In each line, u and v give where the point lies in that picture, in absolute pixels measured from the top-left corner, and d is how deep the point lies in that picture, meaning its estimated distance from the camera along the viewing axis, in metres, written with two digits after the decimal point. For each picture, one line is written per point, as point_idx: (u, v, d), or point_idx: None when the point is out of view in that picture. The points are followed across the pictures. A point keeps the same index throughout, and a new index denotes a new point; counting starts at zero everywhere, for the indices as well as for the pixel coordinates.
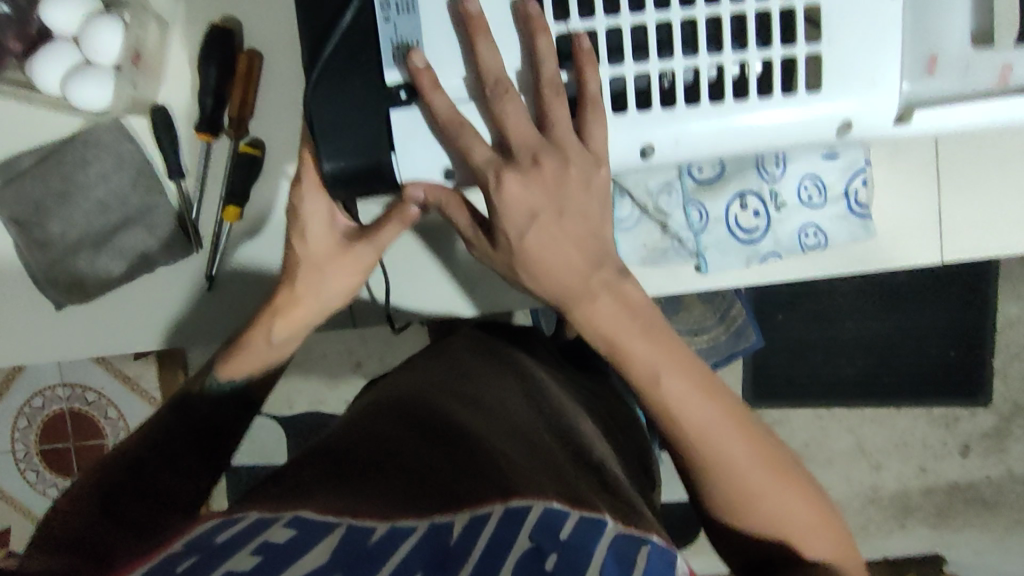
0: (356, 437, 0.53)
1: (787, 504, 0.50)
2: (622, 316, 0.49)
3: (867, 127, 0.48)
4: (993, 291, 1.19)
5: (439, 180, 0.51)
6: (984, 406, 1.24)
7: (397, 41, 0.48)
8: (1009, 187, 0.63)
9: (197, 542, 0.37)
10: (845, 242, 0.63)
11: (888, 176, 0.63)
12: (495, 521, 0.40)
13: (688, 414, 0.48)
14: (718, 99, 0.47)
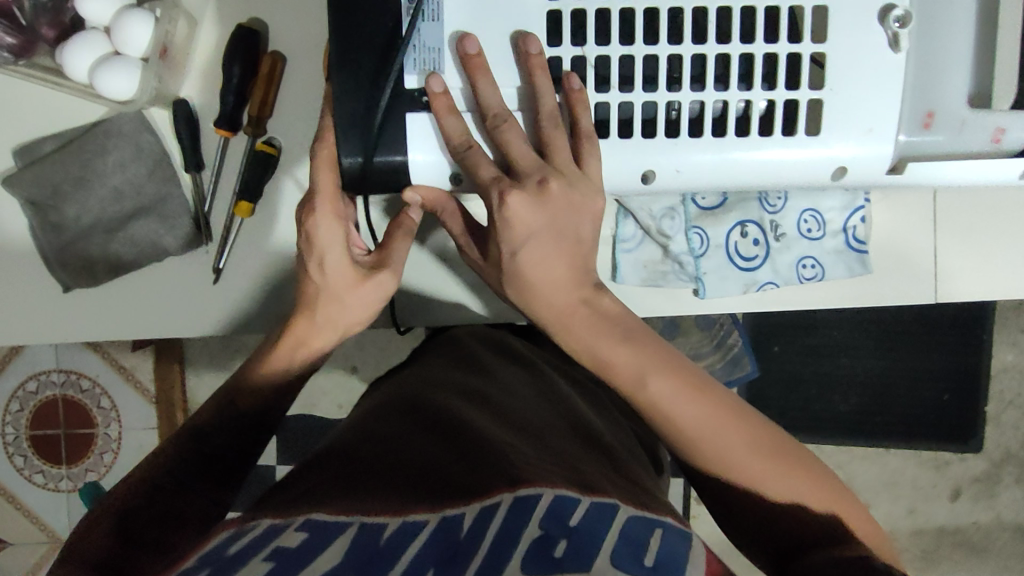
0: (364, 434, 0.56)
1: (796, 490, 0.50)
2: (604, 328, 0.50)
3: (862, 171, 0.48)
4: (988, 336, 1.20)
5: (444, 184, 0.53)
6: (975, 451, 1.24)
7: (420, 48, 0.49)
8: (1005, 234, 0.64)
9: (210, 555, 0.41)
10: (842, 275, 0.64)
11: (887, 214, 0.64)
12: (505, 511, 0.43)
13: (679, 414, 0.49)
14: (721, 134, 0.48)
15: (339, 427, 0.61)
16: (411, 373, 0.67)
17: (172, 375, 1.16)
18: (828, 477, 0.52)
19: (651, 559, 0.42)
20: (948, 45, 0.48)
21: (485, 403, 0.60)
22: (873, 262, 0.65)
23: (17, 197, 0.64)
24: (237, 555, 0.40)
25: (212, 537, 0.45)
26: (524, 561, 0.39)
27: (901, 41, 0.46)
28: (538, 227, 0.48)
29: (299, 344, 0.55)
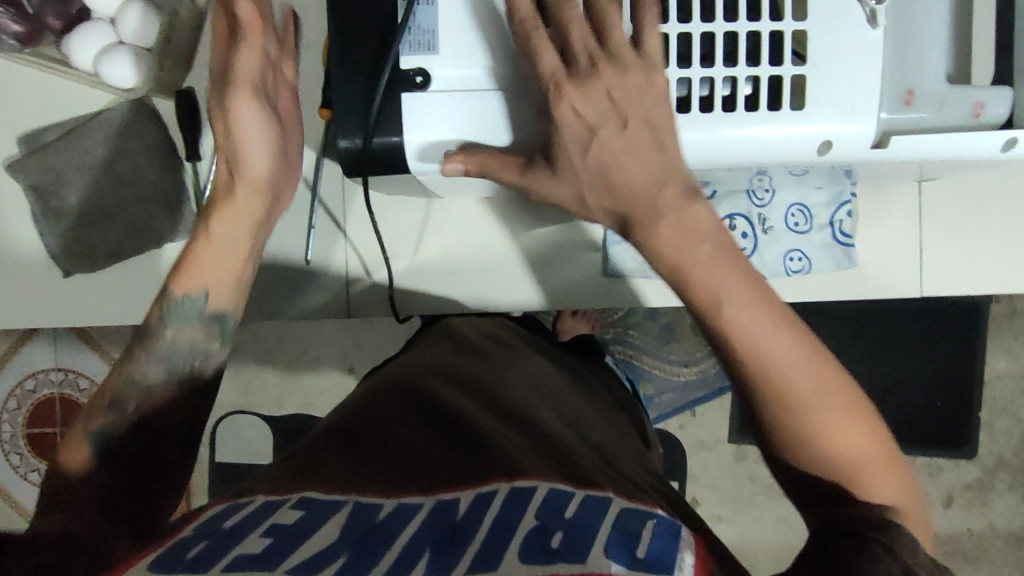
0: (372, 415, 0.56)
1: (857, 448, 0.47)
2: (688, 240, 0.47)
3: (849, 143, 0.50)
4: (982, 343, 1.21)
5: (439, 163, 0.52)
6: (968, 457, 1.24)
7: (414, 28, 0.51)
8: (990, 230, 0.65)
9: (206, 529, 0.40)
10: (828, 268, 0.66)
11: (873, 209, 0.66)
12: (499, 498, 0.43)
13: (759, 338, 0.46)
14: (708, 110, 0.49)
15: (337, 409, 0.61)
16: (411, 357, 0.68)
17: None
18: (888, 445, 0.49)
19: (642, 552, 0.39)
20: (922, 30, 0.50)
21: (489, 389, 0.60)
22: (859, 256, 0.66)
23: (21, 185, 0.66)
24: (233, 527, 0.40)
25: (204, 511, 0.44)
26: (521, 551, 0.37)
27: (879, 17, 0.48)
28: None
29: (232, 236, 0.54)
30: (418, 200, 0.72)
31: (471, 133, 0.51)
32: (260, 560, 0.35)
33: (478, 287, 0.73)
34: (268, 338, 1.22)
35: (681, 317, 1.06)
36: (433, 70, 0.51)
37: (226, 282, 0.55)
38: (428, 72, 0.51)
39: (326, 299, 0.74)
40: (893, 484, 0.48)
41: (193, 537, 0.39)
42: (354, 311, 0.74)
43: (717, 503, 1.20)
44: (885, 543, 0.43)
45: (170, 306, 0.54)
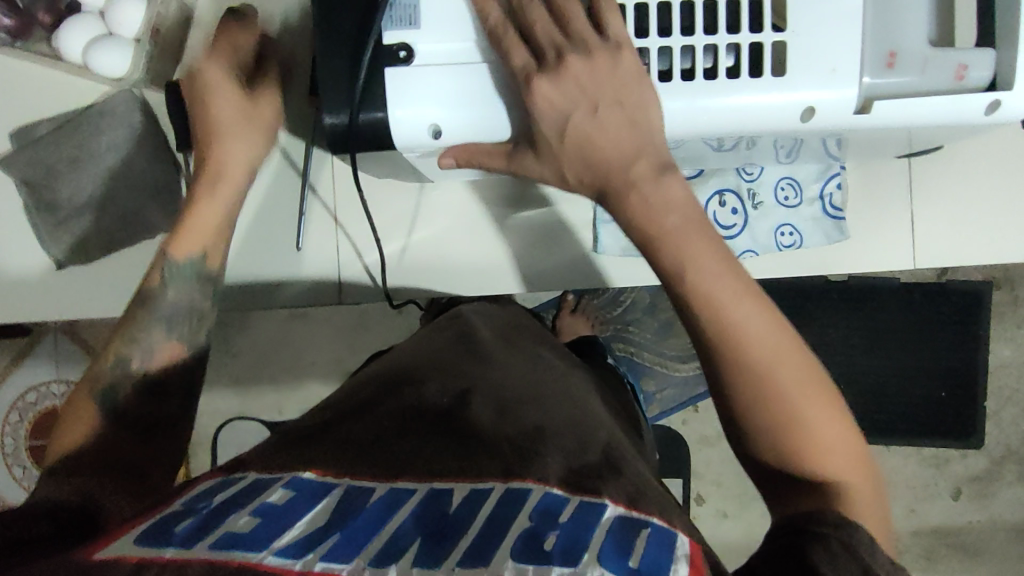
0: (366, 395, 0.52)
1: (813, 420, 0.47)
2: (658, 209, 0.48)
3: (829, 113, 0.49)
4: (986, 329, 1.19)
5: (422, 138, 0.51)
6: (975, 447, 1.23)
7: (396, 6, 0.50)
8: (981, 204, 0.65)
9: (194, 504, 0.38)
10: (820, 242, 0.65)
11: (862, 184, 0.66)
12: (496, 497, 0.39)
13: (731, 314, 0.47)
14: (690, 79, 0.49)
15: (337, 394, 0.57)
16: (416, 343, 0.63)
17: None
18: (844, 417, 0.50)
19: (636, 561, 0.35)
20: None
21: (495, 367, 0.56)
22: (850, 227, 0.66)
23: (14, 180, 0.67)
24: (221, 506, 0.37)
25: (193, 487, 0.41)
26: (510, 553, 0.34)
27: None
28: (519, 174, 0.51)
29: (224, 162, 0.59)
30: (410, 191, 0.71)
31: (455, 107, 0.50)
32: (239, 545, 0.33)
33: (472, 275, 0.72)
34: (265, 341, 1.22)
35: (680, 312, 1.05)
36: (416, 44, 0.50)
37: (209, 231, 0.59)
38: (411, 47, 0.50)
39: (316, 285, 0.72)
40: (857, 481, 0.48)
41: (176, 519, 0.36)
42: (344, 297, 0.73)
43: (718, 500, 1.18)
44: (845, 542, 0.42)
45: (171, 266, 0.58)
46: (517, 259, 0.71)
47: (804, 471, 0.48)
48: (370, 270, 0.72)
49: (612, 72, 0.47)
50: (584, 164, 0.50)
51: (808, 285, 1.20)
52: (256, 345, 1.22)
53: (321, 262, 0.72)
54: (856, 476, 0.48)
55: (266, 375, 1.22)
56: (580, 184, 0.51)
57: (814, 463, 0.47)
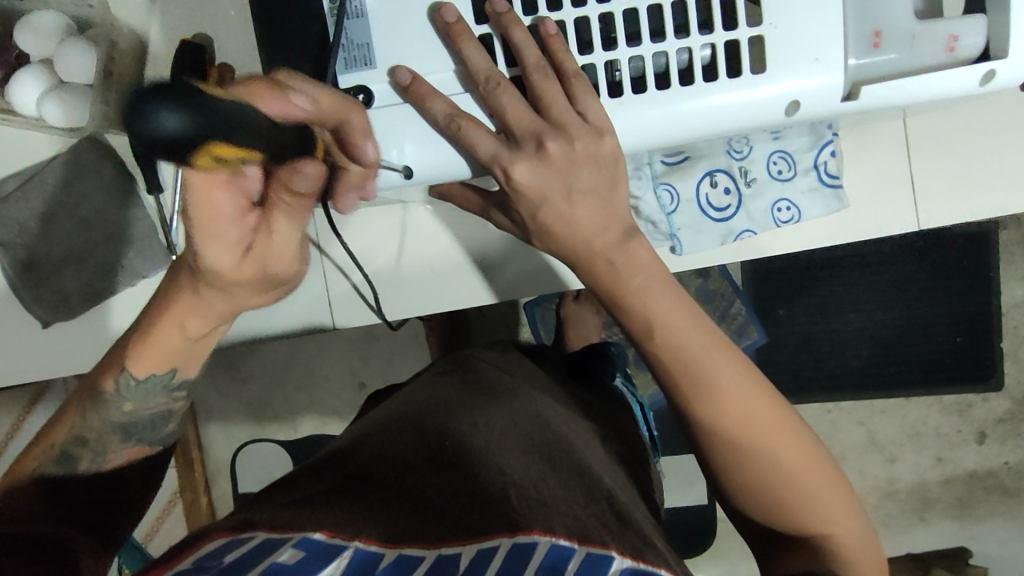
0: (373, 442, 0.48)
1: (794, 474, 0.48)
2: (622, 272, 0.50)
3: (817, 102, 0.46)
4: (996, 272, 1.16)
5: (391, 179, 0.47)
6: (995, 390, 1.21)
7: (347, 44, 0.46)
8: (984, 156, 0.62)
9: (200, 564, 0.32)
10: (819, 213, 0.63)
11: (858, 148, 0.63)
12: (502, 555, 0.35)
13: (706, 371, 0.48)
14: (666, 87, 0.45)
15: (336, 444, 0.52)
16: (414, 387, 0.59)
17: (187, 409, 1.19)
18: (829, 465, 0.51)
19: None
20: None
21: (502, 407, 0.52)
22: (849, 196, 0.64)
23: None
24: (227, 568, 0.31)
25: (207, 541, 0.35)
26: None
27: None
28: (537, 196, 0.48)
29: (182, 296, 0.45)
30: (392, 211, 0.66)
31: (422, 143, 0.47)
32: None
33: (464, 288, 0.67)
34: (273, 363, 1.21)
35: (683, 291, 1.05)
36: (374, 85, 0.47)
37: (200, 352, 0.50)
38: (370, 89, 0.47)
39: (307, 306, 0.68)
40: (846, 530, 0.49)
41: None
42: (336, 317, 0.69)
43: None
44: None
45: (124, 385, 0.49)
46: (505, 269, 0.67)
47: (790, 525, 0.49)
48: (357, 288, 0.68)
49: (592, 157, 0.47)
50: (567, 195, 0.48)
51: (810, 252, 1.17)
52: (265, 367, 1.21)
53: (311, 287, 0.68)
54: (842, 526, 0.49)
55: (277, 396, 1.21)
56: (571, 211, 0.49)
57: (802, 518, 0.49)
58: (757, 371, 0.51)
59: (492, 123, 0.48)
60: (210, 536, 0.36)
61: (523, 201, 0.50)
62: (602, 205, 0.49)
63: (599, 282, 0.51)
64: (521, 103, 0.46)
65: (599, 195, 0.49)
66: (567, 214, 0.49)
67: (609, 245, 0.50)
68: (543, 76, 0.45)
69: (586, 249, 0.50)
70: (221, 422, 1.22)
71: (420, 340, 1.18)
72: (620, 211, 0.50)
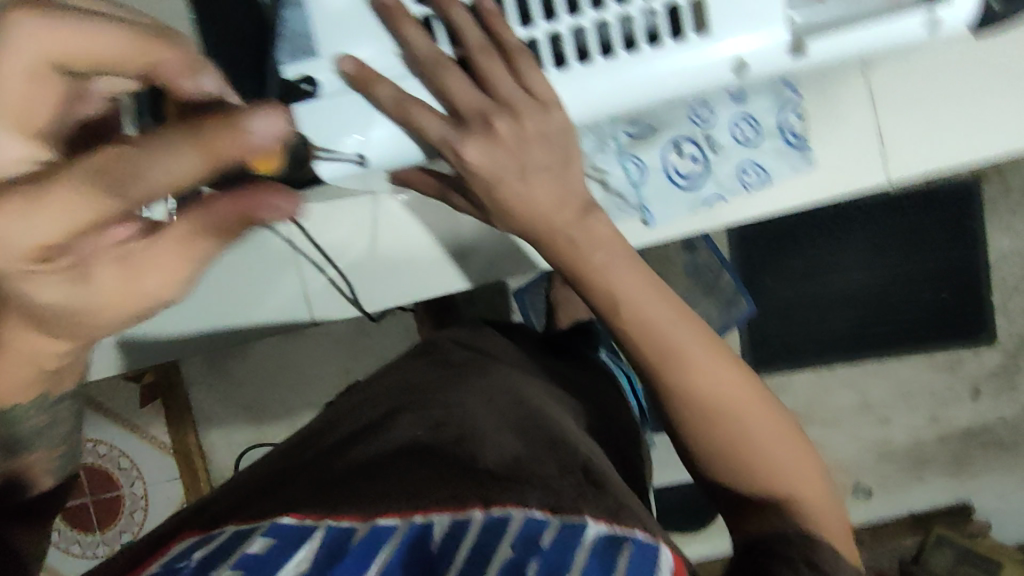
0: (349, 429, 0.48)
1: (762, 437, 0.49)
2: (587, 250, 0.49)
3: (763, 60, 0.46)
4: (980, 226, 1.16)
5: (347, 169, 0.48)
6: (987, 344, 1.21)
7: (290, 34, 0.46)
8: (947, 106, 0.62)
9: (168, 563, 0.33)
10: (787, 174, 0.63)
11: (822, 106, 0.63)
12: (475, 528, 0.36)
13: (671, 342, 0.49)
14: (609, 55, 0.45)
15: (314, 432, 0.53)
16: (388, 373, 0.59)
17: (185, 418, 1.19)
18: (794, 429, 0.52)
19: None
20: None
21: (477, 387, 0.52)
22: (815, 154, 0.63)
23: None
24: (198, 565, 0.32)
25: (175, 542, 0.36)
26: None
27: None
28: (497, 175, 0.48)
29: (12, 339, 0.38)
30: (363, 202, 0.66)
31: (375, 130, 0.47)
32: None
33: (438, 273, 0.67)
34: (265, 366, 1.20)
35: (670, 264, 1.07)
36: (319, 76, 0.46)
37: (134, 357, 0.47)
38: (317, 78, 0.46)
39: (284, 305, 0.69)
40: (812, 492, 0.50)
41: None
42: (314, 312, 0.69)
43: None
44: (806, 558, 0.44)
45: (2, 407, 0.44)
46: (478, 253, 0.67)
47: (760, 492, 0.49)
48: (334, 282, 0.68)
49: (542, 134, 0.47)
50: (520, 173, 0.48)
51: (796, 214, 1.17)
52: (256, 370, 1.21)
53: (287, 286, 0.69)
54: (809, 490, 0.50)
55: (270, 398, 1.21)
56: (527, 192, 0.48)
57: (773, 482, 0.49)
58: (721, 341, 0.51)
59: (441, 107, 0.47)
60: (183, 535, 0.37)
61: (478, 181, 0.48)
62: (558, 183, 0.49)
63: (564, 259, 0.50)
64: (468, 83, 0.46)
65: (556, 171, 0.49)
66: (525, 196, 0.48)
67: (568, 222, 0.49)
68: (487, 56, 0.45)
69: (545, 228, 0.49)
70: (218, 428, 1.22)
71: (408, 332, 1.18)
72: (576, 187, 0.49)
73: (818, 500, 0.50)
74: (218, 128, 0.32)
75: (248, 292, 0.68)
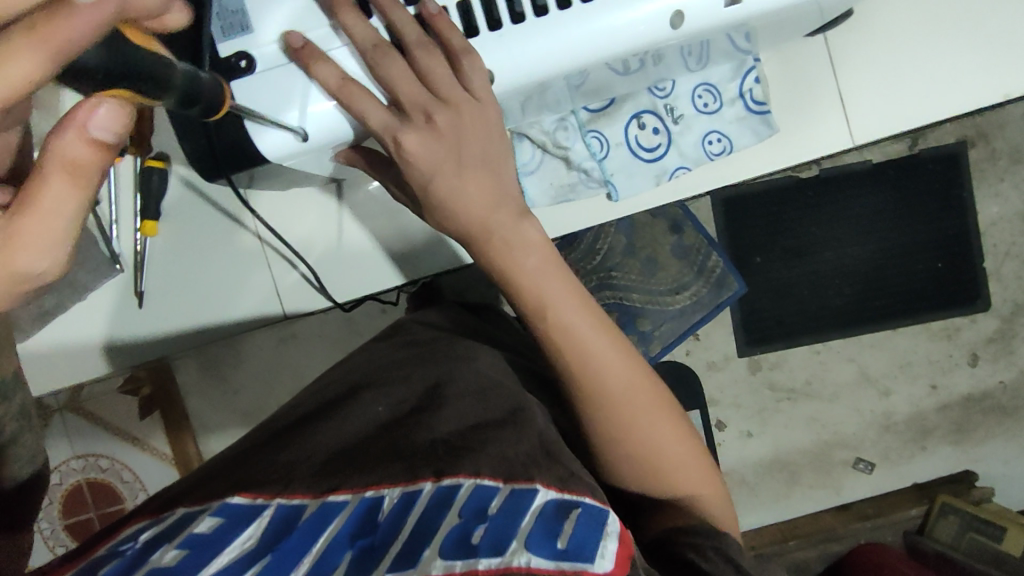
0: (312, 415, 0.49)
1: (662, 447, 0.49)
2: (514, 252, 0.50)
3: (700, 11, 0.45)
4: (969, 193, 1.15)
5: (289, 142, 0.46)
6: (983, 311, 1.19)
7: (221, 11, 0.44)
8: (911, 66, 0.62)
9: (115, 549, 0.34)
10: (750, 141, 0.63)
11: (782, 71, 0.63)
12: (425, 499, 0.36)
13: (584, 351, 0.49)
14: (543, 14, 0.44)
15: (282, 415, 0.54)
16: (354, 358, 0.59)
17: (185, 427, 1.16)
18: (696, 440, 0.52)
19: (565, 541, 0.33)
20: None
21: (439, 365, 0.52)
22: (777, 121, 0.63)
23: None
24: (144, 546, 0.33)
25: (126, 531, 0.37)
26: (441, 548, 0.31)
27: None
28: (434, 168, 0.49)
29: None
30: (328, 200, 0.67)
31: (313, 104, 0.46)
32: None
33: (406, 260, 0.69)
34: (259, 369, 1.16)
35: (659, 245, 1.04)
36: (255, 51, 0.45)
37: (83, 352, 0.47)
38: (252, 54, 0.45)
39: (256, 302, 0.69)
40: (712, 496, 0.51)
41: (96, 567, 0.32)
42: (286, 307, 0.69)
43: (743, 419, 1.22)
44: (717, 547, 0.45)
45: None
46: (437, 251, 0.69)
47: (660, 495, 0.50)
48: (305, 279, 0.69)
49: (478, 124, 0.48)
50: (456, 168, 0.49)
51: (786, 182, 1.14)
52: (253, 375, 1.16)
53: (257, 282, 0.68)
54: (708, 498, 0.50)
55: None
56: (461, 188, 0.49)
57: (673, 488, 0.50)
58: (633, 349, 0.52)
59: (383, 96, 0.47)
60: (140, 522, 0.38)
61: (411, 172, 0.49)
62: (493, 185, 0.50)
63: (509, 249, 0.51)
64: (408, 73, 0.46)
65: (491, 168, 0.50)
66: (458, 193, 0.49)
67: (503, 224, 0.50)
68: (427, 52, 0.46)
69: (482, 223, 0.50)
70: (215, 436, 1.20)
71: None
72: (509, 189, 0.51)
73: (717, 507, 0.51)
74: (51, 7, 0.24)
75: (220, 290, 0.68)
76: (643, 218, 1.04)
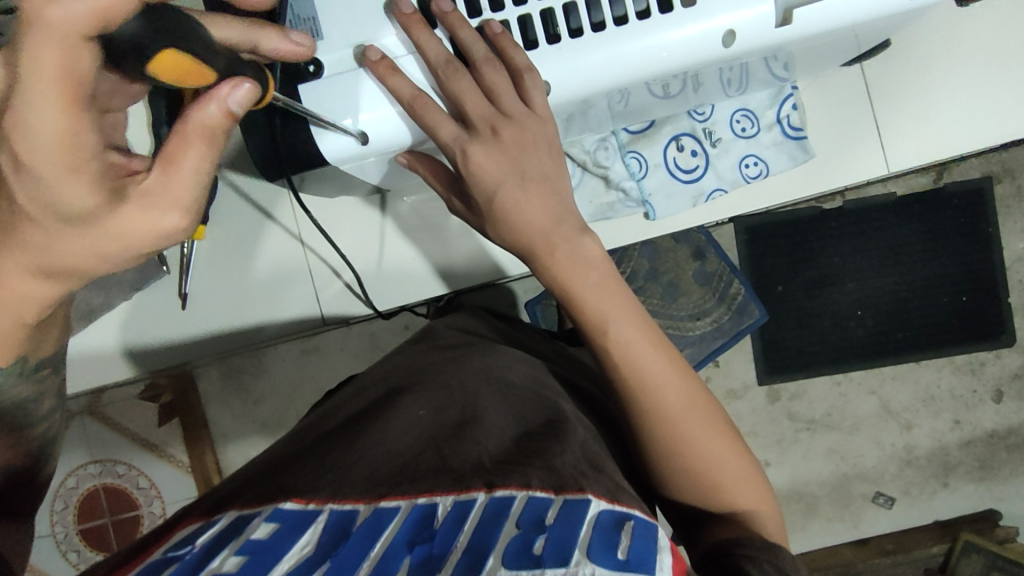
0: (351, 419, 0.50)
1: (723, 459, 0.50)
2: (579, 270, 0.52)
3: (749, 32, 0.46)
4: (994, 227, 1.15)
5: (348, 145, 0.48)
6: (1008, 346, 1.18)
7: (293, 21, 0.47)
8: (945, 96, 0.63)
9: (176, 548, 0.35)
10: (786, 166, 0.64)
11: (818, 100, 0.65)
12: (478, 508, 0.37)
13: (638, 361, 0.50)
14: (600, 28, 0.46)
15: (318, 417, 0.55)
16: (390, 361, 0.60)
17: (203, 436, 1.16)
18: (748, 457, 0.52)
19: (625, 552, 0.34)
20: None
21: (477, 370, 0.53)
22: (814, 146, 0.65)
23: None
24: (205, 549, 0.34)
25: (177, 533, 0.39)
26: (504, 557, 0.32)
27: None
28: (489, 177, 0.51)
29: (42, 291, 0.39)
30: (370, 212, 0.70)
31: (371, 109, 0.48)
32: None
33: (442, 271, 0.70)
34: (280, 380, 1.17)
35: (682, 269, 1.04)
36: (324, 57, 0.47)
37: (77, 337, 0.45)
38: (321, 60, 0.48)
39: (296, 307, 0.71)
40: (766, 511, 0.51)
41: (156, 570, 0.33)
42: (324, 310, 0.71)
43: (762, 448, 1.21)
44: (773, 562, 0.43)
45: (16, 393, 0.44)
46: (472, 263, 0.70)
47: (715, 508, 0.50)
48: (348, 287, 0.71)
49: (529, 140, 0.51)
50: (519, 180, 0.52)
51: (812, 211, 1.15)
52: (275, 387, 1.17)
53: (297, 289, 0.70)
54: (765, 513, 0.50)
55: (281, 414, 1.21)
56: (523, 198, 0.52)
57: (728, 501, 0.50)
58: (688, 366, 0.53)
59: (446, 104, 0.50)
60: (191, 525, 0.40)
61: (479, 185, 0.52)
62: (548, 201, 0.52)
63: (557, 258, 0.52)
64: (475, 91, 0.49)
65: (537, 185, 0.52)
66: (506, 204, 0.52)
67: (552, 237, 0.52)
68: (493, 67, 0.48)
69: (543, 234, 0.52)
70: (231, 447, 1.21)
71: None
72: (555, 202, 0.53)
73: (773, 522, 0.50)
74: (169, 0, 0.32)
75: (262, 295, 0.70)
76: (665, 243, 1.04)
